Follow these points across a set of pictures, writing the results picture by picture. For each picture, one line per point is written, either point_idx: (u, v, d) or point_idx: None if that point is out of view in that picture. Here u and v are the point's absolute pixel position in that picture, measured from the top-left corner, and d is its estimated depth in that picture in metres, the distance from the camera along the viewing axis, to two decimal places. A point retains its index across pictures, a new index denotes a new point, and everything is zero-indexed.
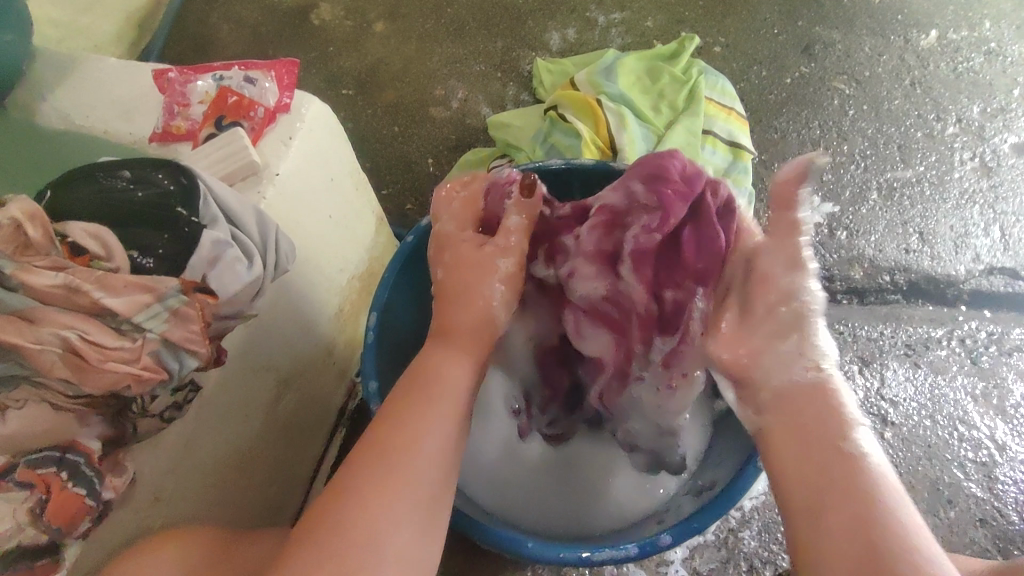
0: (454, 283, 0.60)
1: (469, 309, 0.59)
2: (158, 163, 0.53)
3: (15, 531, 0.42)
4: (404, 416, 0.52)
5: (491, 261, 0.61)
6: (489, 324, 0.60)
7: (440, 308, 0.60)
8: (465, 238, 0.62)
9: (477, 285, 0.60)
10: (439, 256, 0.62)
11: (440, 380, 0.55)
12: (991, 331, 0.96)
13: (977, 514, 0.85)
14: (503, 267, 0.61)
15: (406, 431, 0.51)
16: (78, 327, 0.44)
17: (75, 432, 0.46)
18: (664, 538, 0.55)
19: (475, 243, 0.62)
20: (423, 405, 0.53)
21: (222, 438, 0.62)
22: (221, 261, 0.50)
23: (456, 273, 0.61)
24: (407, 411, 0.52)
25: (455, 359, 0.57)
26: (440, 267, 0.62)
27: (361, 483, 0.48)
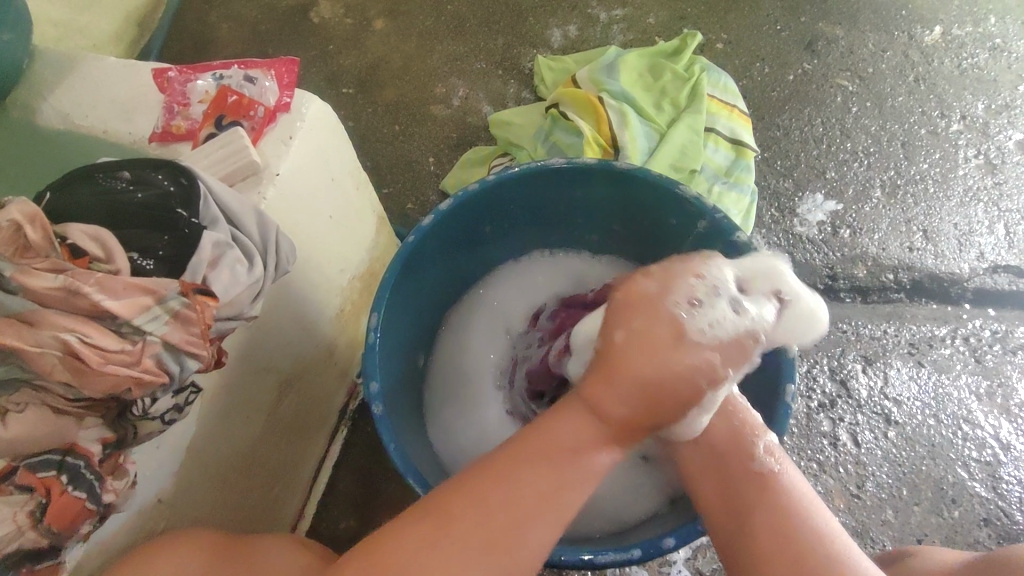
0: (628, 361, 0.48)
1: (639, 381, 0.47)
2: (158, 164, 0.52)
3: (16, 535, 0.42)
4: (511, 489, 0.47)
5: (658, 332, 0.48)
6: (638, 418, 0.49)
7: (607, 373, 0.48)
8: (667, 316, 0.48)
9: (655, 362, 0.47)
10: (626, 311, 0.49)
11: (566, 459, 0.48)
12: (996, 330, 0.96)
13: (981, 513, 0.85)
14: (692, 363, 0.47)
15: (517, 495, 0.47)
16: (78, 330, 0.43)
17: (74, 435, 0.45)
18: (668, 541, 0.55)
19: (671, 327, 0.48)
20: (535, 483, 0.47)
21: (225, 439, 0.62)
22: (221, 263, 0.50)
23: (631, 350, 0.48)
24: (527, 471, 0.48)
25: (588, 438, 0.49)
26: (619, 328, 0.49)
27: (449, 566, 0.45)
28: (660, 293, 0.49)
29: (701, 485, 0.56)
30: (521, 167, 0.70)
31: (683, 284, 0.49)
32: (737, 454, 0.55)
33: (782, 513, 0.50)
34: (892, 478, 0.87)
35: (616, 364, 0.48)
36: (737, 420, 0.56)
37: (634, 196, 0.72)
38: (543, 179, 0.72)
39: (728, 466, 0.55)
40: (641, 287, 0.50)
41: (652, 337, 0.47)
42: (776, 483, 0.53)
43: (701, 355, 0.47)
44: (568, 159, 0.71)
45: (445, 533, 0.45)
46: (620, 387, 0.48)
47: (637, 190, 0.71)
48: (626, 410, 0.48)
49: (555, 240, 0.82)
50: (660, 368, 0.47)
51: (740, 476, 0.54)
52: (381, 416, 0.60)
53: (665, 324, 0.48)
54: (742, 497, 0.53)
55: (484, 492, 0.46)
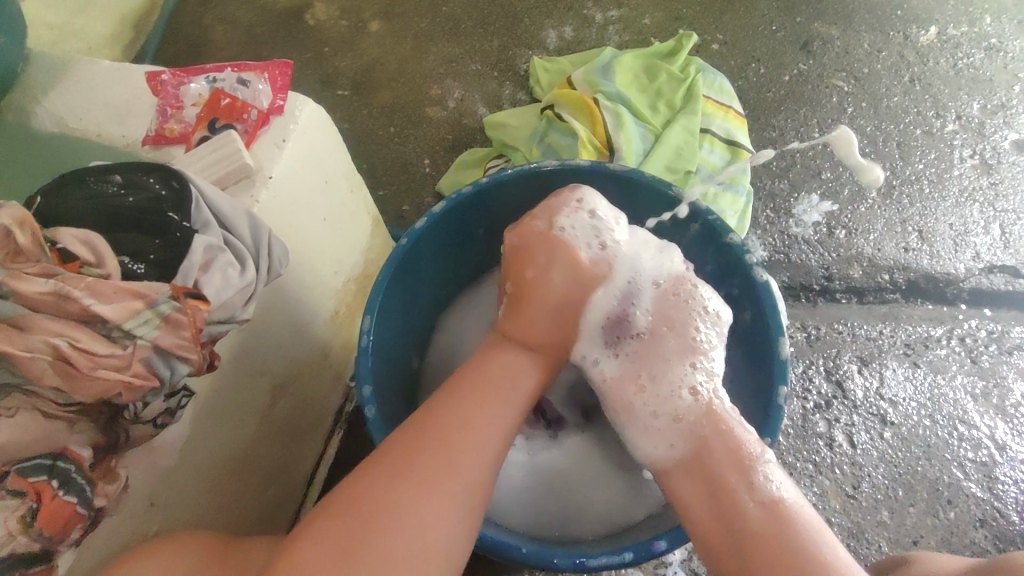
0: (534, 287, 0.62)
1: (548, 298, 0.62)
2: (150, 167, 0.52)
3: (7, 540, 0.42)
4: (460, 407, 0.55)
5: (557, 263, 0.63)
6: (557, 332, 0.63)
7: (519, 306, 0.62)
8: (558, 246, 0.63)
9: (552, 282, 0.63)
10: (526, 257, 0.64)
11: (496, 378, 0.58)
12: (991, 330, 0.96)
13: (977, 514, 0.85)
14: (579, 277, 0.63)
15: (462, 415, 0.54)
16: (68, 335, 0.43)
17: (65, 440, 0.45)
18: (659, 544, 0.55)
19: (566, 253, 0.63)
20: (476, 402, 0.55)
21: (219, 440, 0.62)
22: (213, 267, 0.50)
23: (536, 277, 0.63)
24: (469, 395, 0.56)
25: (516, 363, 0.60)
26: (529, 267, 0.63)
27: (417, 477, 0.50)
28: (548, 228, 0.64)
29: (694, 510, 0.54)
30: (515, 169, 0.70)
31: (567, 211, 0.65)
32: (733, 476, 0.53)
33: (787, 535, 0.50)
34: (888, 479, 0.87)
35: (524, 294, 0.62)
36: (732, 440, 0.55)
37: (628, 198, 0.72)
38: (537, 181, 0.72)
39: (720, 477, 0.53)
40: (532, 227, 0.64)
41: (545, 262, 0.63)
42: (780, 507, 0.51)
43: (592, 270, 0.64)
44: (561, 161, 0.70)
45: (409, 458, 0.51)
46: (531, 308, 0.62)
47: (630, 192, 0.71)
48: (543, 328, 0.62)
49: None
50: (559, 287, 0.63)
51: (742, 497, 0.52)
52: (374, 419, 0.60)
53: (564, 256, 0.63)
54: (745, 520, 0.51)
55: (438, 418, 0.53)
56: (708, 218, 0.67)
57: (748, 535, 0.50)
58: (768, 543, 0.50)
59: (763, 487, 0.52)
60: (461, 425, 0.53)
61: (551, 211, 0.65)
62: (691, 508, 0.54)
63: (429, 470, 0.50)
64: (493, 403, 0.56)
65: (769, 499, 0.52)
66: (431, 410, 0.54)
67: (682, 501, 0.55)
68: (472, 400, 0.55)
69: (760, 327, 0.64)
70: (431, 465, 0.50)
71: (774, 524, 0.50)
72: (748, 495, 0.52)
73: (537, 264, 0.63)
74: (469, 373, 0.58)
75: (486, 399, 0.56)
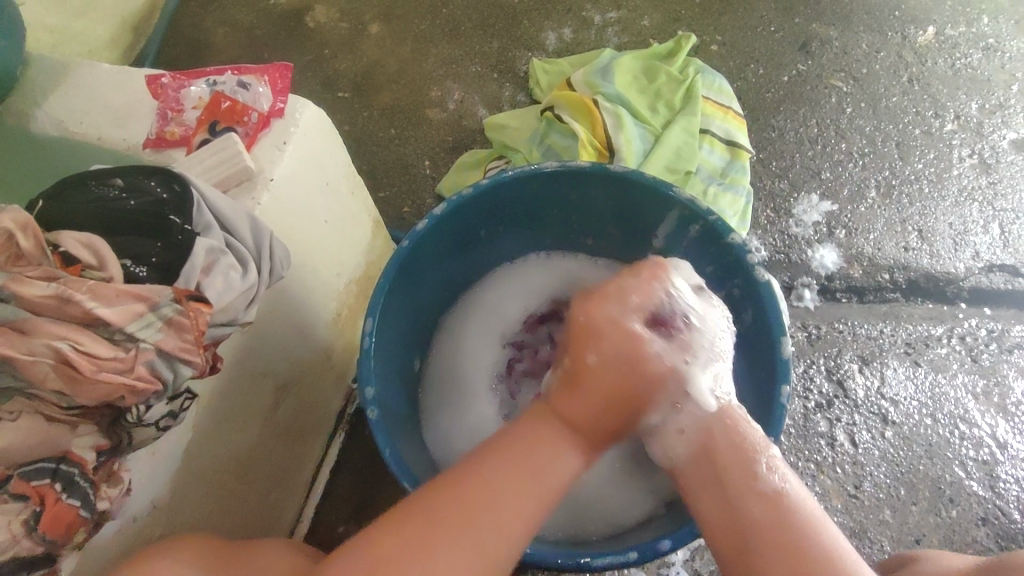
0: (594, 376, 0.54)
1: (606, 394, 0.54)
2: (152, 170, 0.52)
3: (10, 545, 0.42)
4: (500, 482, 0.50)
5: (628, 355, 0.55)
6: (612, 421, 0.55)
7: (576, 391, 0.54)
8: (629, 333, 0.55)
9: (617, 377, 0.54)
10: (586, 339, 0.56)
11: (545, 469, 0.52)
12: (991, 329, 0.96)
13: (979, 512, 0.85)
14: (650, 373, 0.55)
15: (499, 490, 0.50)
16: (70, 337, 0.42)
17: (68, 443, 0.45)
18: (664, 544, 0.54)
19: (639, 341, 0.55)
20: (519, 484, 0.50)
21: (222, 443, 0.62)
22: (214, 270, 0.50)
23: (598, 364, 0.54)
24: (509, 469, 0.51)
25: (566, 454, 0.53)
26: (590, 351, 0.55)
27: (439, 542, 0.47)
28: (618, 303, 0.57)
29: (701, 505, 0.53)
30: (516, 171, 0.70)
31: (642, 291, 0.57)
32: (739, 471, 0.51)
33: (794, 530, 0.48)
34: (890, 478, 0.87)
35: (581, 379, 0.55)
36: (737, 434, 0.53)
37: (628, 198, 0.72)
38: (537, 182, 0.72)
39: (727, 478, 0.52)
40: (604, 309, 0.57)
41: (612, 348, 0.55)
42: (785, 500, 0.49)
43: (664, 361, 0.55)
44: (562, 162, 0.70)
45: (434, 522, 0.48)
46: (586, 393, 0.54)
47: (631, 193, 0.71)
48: (595, 416, 0.54)
49: (551, 242, 0.82)
50: (615, 376, 0.54)
51: (748, 491, 0.50)
52: (377, 420, 0.60)
53: (628, 341, 0.55)
54: (751, 516, 0.49)
55: (476, 484, 0.50)
56: (709, 218, 0.66)
57: (754, 532, 0.48)
58: (775, 539, 0.47)
59: (767, 481, 0.50)
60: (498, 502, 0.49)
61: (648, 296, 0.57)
62: (700, 505, 0.53)
63: (451, 537, 0.47)
64: (536, 493, 0.51)
65: (773, 492, 0.50)
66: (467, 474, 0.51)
67: (691, 496, 0.54)
68: (514, 480, 0.50)
69: (761, 326, 0.64)
70: (454, 528, 0.48)
71: (781, 519, 0.48)
72: (754, 490, 0.50)
73: (602, 346, 0.55)
74: (509, 439, 0.53)
75: (529, 480, 0.51)
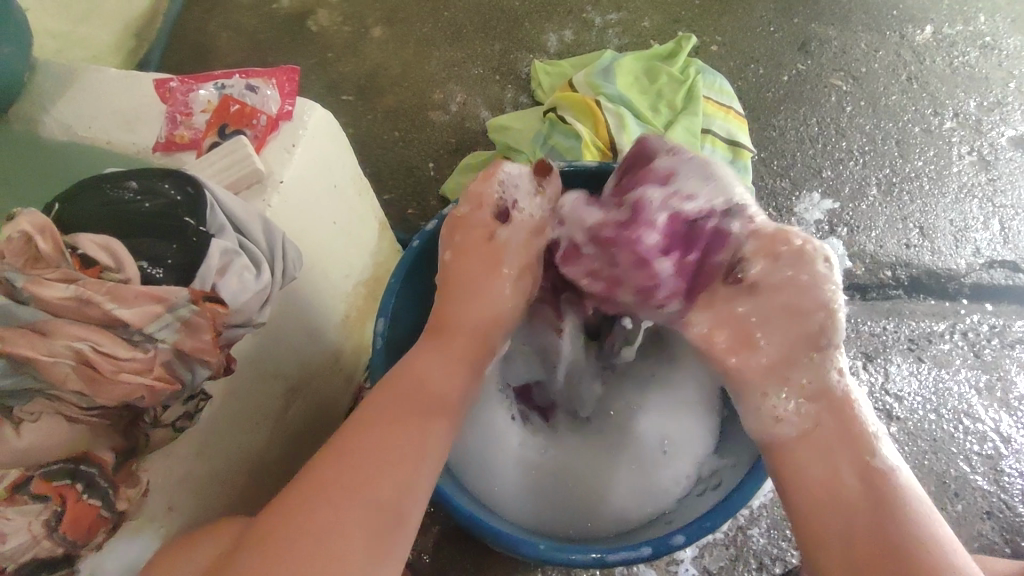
0: (458, 273, 0.64)
1: (477, 297, 0.63)
2: (165, 173, 0.53)
3: (31, 544, 0.43)
4: (388, 404, 0.53)
5: (495, 250, 0.65)
6: (491, 318, 0.63)
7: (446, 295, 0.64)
8: (479, 224, 0.66)
9: (480, 273, 0.64)
10: (450, 241, 0.66)
11: (419, 377, 0.56)
12: (993, 324, 0.97)
13: (985, 507, 0.86)
14: (509, 263, 0.66)
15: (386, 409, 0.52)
16: (92, 338, 0.43)
17: (87, 443, 0.45)
18: (677, 538, 0.54)
19: (488, 233, 0.66)
20: (401, 398, 0.54)
21: (234, 445, 0.62)
22: (230, 270, 0.50)
23: (462, 261, 0.65)
24: (389, 392, 0.54)
25: (438, 355, 0.58)
26: (449, 250, 0.66)
27: (341, 477, 0.48)
28: (473, 209, 0.66)
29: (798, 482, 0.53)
30: None
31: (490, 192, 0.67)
32: (841, 454, 0.53)
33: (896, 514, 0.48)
34: None
35: (452, 285, 0.64)
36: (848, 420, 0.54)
37: None
38: None
39: (832, 456, 0.53)
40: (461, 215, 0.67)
41: (472, 247, 0.65)
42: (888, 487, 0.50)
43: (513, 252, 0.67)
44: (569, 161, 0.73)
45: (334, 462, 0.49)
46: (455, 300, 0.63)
47: None
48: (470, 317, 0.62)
49: None
50: (479, 270, 0.64)
51: (846, 468, 0.52)
52: None
53: (486, 235, 0.66)
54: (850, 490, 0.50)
55: (367, 416, 0.52)
56: None
57: (850, 505, 0.49)
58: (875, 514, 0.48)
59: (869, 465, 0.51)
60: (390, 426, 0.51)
61: (476, 197, 0.67)
62: (798, 479, 0.53)
63: (348, 467, 0.48)
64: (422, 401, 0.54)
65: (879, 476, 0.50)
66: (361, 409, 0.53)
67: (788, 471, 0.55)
68: (397, 402, 0.53)
69: None
70: (353, 461, 0.48)
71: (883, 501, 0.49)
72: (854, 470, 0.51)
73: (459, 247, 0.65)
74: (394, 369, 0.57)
75: (411, 396, 0.54)
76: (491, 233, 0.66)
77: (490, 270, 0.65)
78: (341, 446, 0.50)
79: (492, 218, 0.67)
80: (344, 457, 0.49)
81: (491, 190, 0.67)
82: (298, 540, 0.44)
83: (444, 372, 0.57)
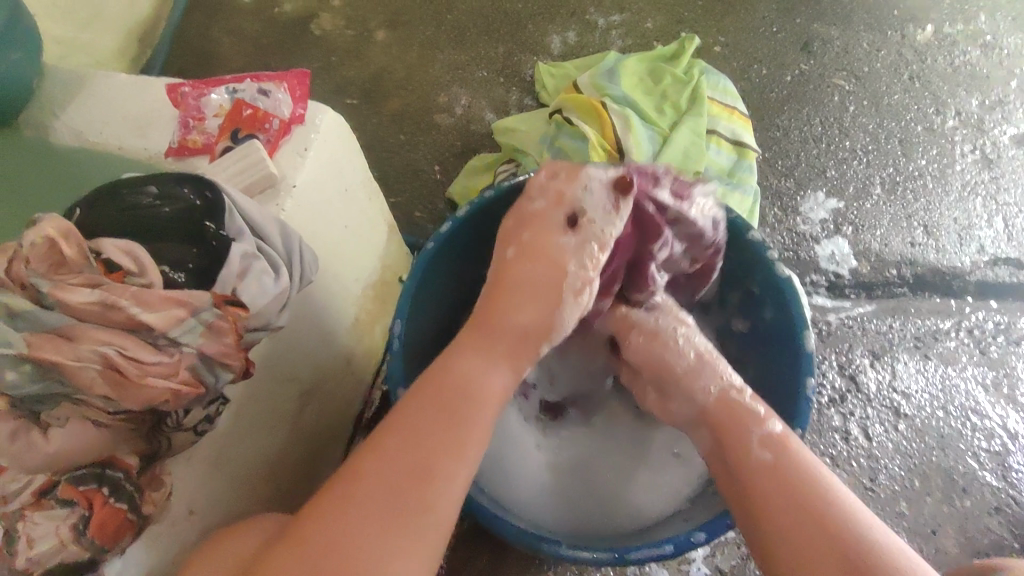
0: (515, 274, 0.60)
1: (530, 304, 0.59)
2: (183, 177, 0.53)
3: (58, 549, 0.43)
4: (427, 414, 0.51)
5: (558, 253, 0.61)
6: (541, 329, 0.59)
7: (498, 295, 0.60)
8: (550, 223, 0.62)
9: (539, 276, 0.60)
10: (513, 237, 0.62)
11: (464, 390, 0.54)
12: (998, 321, 0.97)
13: (993, 502, 0.86)
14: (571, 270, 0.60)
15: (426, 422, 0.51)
16: (116, 343, 0.43)
17: (112, 448, 0.46)
18: (698, 536, 0.55)
19: (555, 233, 0.61)
20: (442, 410, 0.52)
21: (252, 448, 0.63)
22: (249, 274, 0.51)
23: (519, 262, 0.61)
24: (431, 401, 0.52)
25: (486, 367, 0.56)
26: (511, 247, 0.62)
27: (374, 491, 0.47)
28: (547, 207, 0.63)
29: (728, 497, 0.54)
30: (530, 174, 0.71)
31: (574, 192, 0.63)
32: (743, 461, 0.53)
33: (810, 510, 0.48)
34: (904, 470, 0.88)
35: (502, 281, 0.60)
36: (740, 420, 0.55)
37: None
38: None
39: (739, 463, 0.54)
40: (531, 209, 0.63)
41: (531, 245, 0.61)
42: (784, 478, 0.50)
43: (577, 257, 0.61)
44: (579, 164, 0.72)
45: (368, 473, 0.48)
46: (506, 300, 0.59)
47: None
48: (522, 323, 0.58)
49: None
50: (539, 274, 0.60)
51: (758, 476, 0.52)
52: None
53: (553, 238, 0.61)
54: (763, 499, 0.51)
55: (408, 425, 0.50)
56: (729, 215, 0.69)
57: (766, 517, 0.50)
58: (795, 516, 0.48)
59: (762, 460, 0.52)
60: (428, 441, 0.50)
61: (555, 195, 0.63)
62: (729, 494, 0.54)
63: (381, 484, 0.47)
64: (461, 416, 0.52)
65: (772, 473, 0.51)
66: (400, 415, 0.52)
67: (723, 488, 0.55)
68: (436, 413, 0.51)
69: (784, 323, 0.65)
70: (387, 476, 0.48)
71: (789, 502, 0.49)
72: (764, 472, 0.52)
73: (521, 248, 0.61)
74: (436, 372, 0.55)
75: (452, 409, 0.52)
76: (556, 237, 0.61)
77: (549, 278, 0.60)
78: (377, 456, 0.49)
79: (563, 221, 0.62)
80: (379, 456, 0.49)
81: (574, 193, 0.63)
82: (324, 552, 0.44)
83: (488, 386, 0.55)
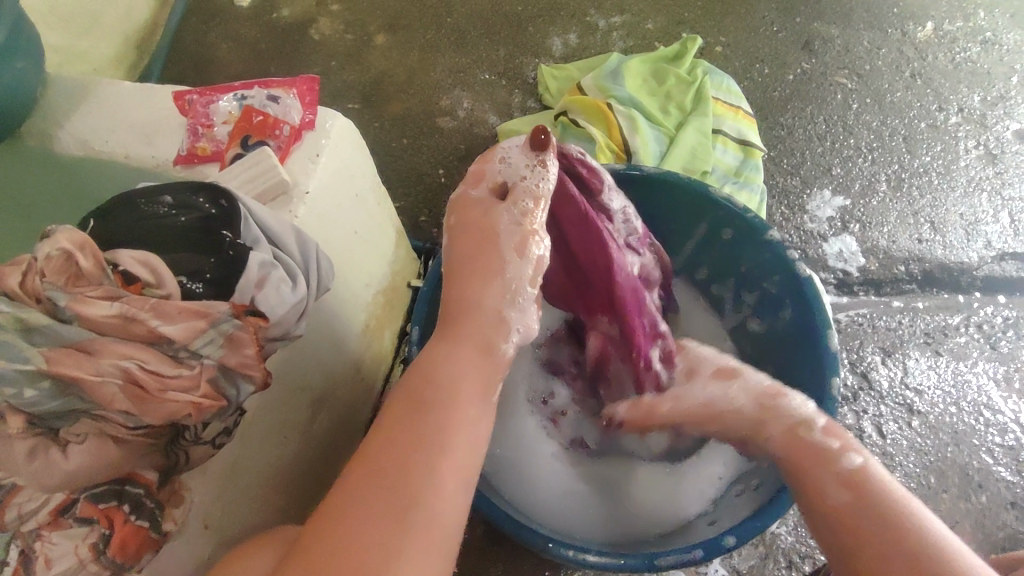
0: (458, 257, 0.59)
1: (481, 281, 0.57)
2: (198, 186, 0.52)
3: (77, 568, 0.42)
4: (422, 411, 0.49)
5: (489, 223, 0.59)
6: (503, 296, 0.57)
7: (450, 282, 0.59)
8: (477, 202, 0.61)
9: (479, 248, 0.58)
10: (450, 222, 0.62)
11: (451, 379, 0.52)
12: (1007, 316, 0.97)
13: (1009, 498, 0.86)
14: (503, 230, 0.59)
15: (419, 417, 0.49)
16: (136, 357, 0.42)
17: (133, 464, 0.45)
18: (729, 540, 0.54)
19: (484, 206, 0.61)
20: (432, 405, 0.50)
21: (265, 458, 0.61)
22: (268, 283, 0.49)
23: (459, 243, 0.60)
24: (426, 398, 0.50)
25: (460, 353, 0.53)
26: (448, 234, 0.62)
27: (379, 494, 0.45)
28: (472, 184, 0.63)
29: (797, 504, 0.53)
30: None
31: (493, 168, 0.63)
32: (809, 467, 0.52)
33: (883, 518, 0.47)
34: (919, 467, 0.88)
35: (456, 268, 0.59)
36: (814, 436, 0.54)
37: (662, 199, 0.73)
38: None
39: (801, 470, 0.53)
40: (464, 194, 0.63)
41: (473, 219, 0.60)
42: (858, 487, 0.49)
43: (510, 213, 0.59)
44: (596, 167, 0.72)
45: (371, 475, 0.46)
46: (459, 282, 0.58)
47: (667, 196, 0.72)
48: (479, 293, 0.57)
49: None
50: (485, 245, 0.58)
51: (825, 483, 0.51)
52: None
53: (482, 209, 0.61)
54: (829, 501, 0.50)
55: (405, 422, 0.49)
56: (747, 217, 0.68)
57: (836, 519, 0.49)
58: (864, 522, 0.47)
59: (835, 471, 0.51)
60: (427, 435, 0.48)
61: (474, 176, 0.64)
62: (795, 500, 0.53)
63: (384, 484, 0.45)
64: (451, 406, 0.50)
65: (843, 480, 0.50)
66: (393, 414, 0.50)
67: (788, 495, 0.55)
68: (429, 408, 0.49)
69: (805, 323, 0.65)
70: (391, 475, 0.46)
71: (859, 507, 0.48)
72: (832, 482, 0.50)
73: (460, 227, 0.61)
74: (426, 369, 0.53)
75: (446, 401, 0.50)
76: (489, 208, 0.61)
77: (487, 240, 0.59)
78: (377, 459, 0.47)
79: (490, 195, 0.62)
80: (365, 452, 0.48)
81: (494, 167, 0.63)
82: (337, 561, 0.42)
83: (468, 370, 0.52)
